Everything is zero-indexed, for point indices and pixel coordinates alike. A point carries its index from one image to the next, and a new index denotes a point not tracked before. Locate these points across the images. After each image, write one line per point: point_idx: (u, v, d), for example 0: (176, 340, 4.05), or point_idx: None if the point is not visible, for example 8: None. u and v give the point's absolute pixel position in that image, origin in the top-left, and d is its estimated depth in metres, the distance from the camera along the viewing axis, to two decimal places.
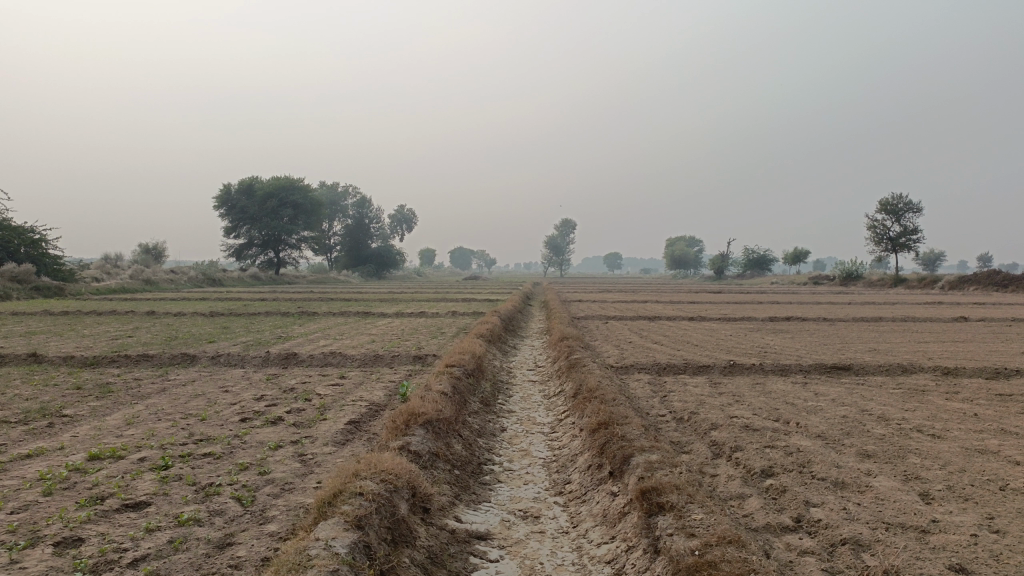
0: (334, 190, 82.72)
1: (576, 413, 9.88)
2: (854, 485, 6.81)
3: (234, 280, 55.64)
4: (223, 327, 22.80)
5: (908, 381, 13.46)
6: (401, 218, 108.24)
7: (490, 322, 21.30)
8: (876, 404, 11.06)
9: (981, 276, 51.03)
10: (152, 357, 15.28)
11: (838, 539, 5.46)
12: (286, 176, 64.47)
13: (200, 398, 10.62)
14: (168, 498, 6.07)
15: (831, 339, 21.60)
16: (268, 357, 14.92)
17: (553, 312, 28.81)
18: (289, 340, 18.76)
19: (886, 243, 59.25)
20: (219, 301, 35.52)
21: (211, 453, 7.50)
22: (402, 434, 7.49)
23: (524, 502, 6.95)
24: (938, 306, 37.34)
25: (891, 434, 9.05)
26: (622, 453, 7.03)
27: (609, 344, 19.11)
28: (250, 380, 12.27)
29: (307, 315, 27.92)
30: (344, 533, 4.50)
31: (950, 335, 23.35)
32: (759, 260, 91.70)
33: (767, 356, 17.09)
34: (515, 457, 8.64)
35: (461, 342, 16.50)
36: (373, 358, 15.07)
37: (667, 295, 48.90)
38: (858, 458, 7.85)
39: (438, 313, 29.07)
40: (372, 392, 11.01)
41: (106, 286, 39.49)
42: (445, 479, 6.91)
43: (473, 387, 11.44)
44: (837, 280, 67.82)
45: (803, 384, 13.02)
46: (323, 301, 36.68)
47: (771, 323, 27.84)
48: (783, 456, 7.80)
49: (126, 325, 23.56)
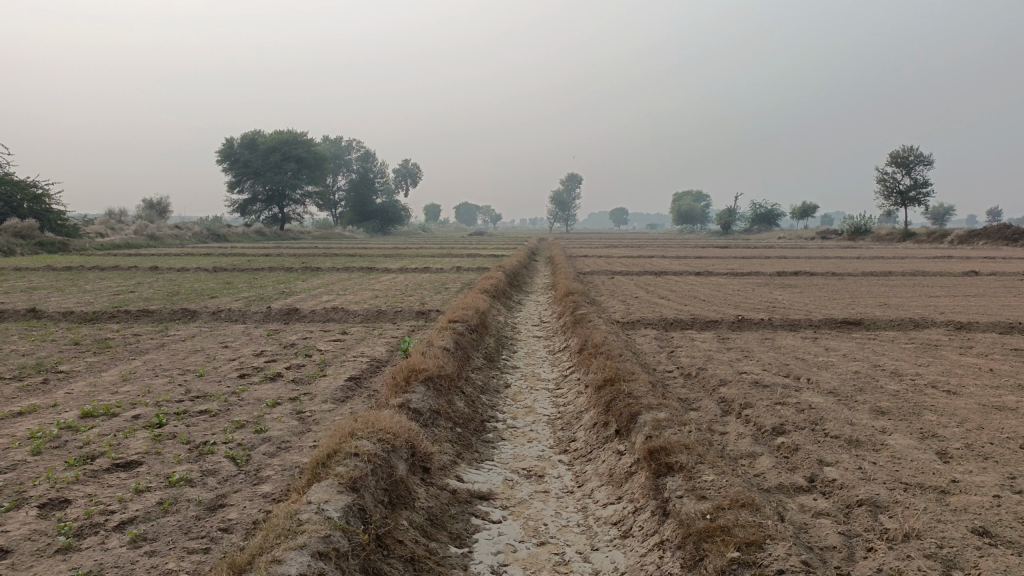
0: (337, 144, 81.85)
1: (581, 369, 9.65)
2: (869, 444, 6.58)
3: (238, 236, 55.32)
4: (226, 282, 22.61)
5: (919, 336, 13.20)
6: (406, 173, 107.29)
7: (494, 277, 21.01)
8: (889, 360, 10.82)
9: (991, 230, 50.44)
10: (152, 312, 15.10)
11: (854, 501, 5.24)
12: (289, 131, 63.75)
13: (199, 354, 10.42)
14: (160, 457, 5.88)
15: (840, 294, 21.30)
16: (270, 313, 14.71)
17: (559, 267, 28.47)
18: (292, 295, 18.55)
19: (895, 197, 58.49)
20: (224, 256, 35.29)
21: (208, 410, 7.31)
22: (402, 392, 7.27)
23: (528, 461, 6.75)
24: (948, 260, 36.95)
25: (905, 391, 8.81)
26: (629, 411, 6.79)
27: (615, 299, 18.84)
28: (250, 335, 12.09)
29: (311, 271, 27.65)
30: (338, 496, 4.29)
31: (961, 289, 23.00)
32: (767, 215, 90.84)
33: (776, 311, 16.83)
34: (519, 414, 8.44)
35: (464, 298, 16.26)
36: (376, 314, 14.86)
37: (673, 250, 48.54)
38: (872, 415, 7.62)
39: (442, 268, 28.82)
40: (374, 348, 10.80)
41: (110, 241, 39.27)
42: (446, 437, 6.70)
43: (477, 343, 11.22)
44: (845, 235, 67.16)
45: (813, 339, 12.77)
46: (328, 256, 36.39)
47: (778, 278, 27.53)
48: (795, 413, 7.57)
49: (129, 280, 23.37)
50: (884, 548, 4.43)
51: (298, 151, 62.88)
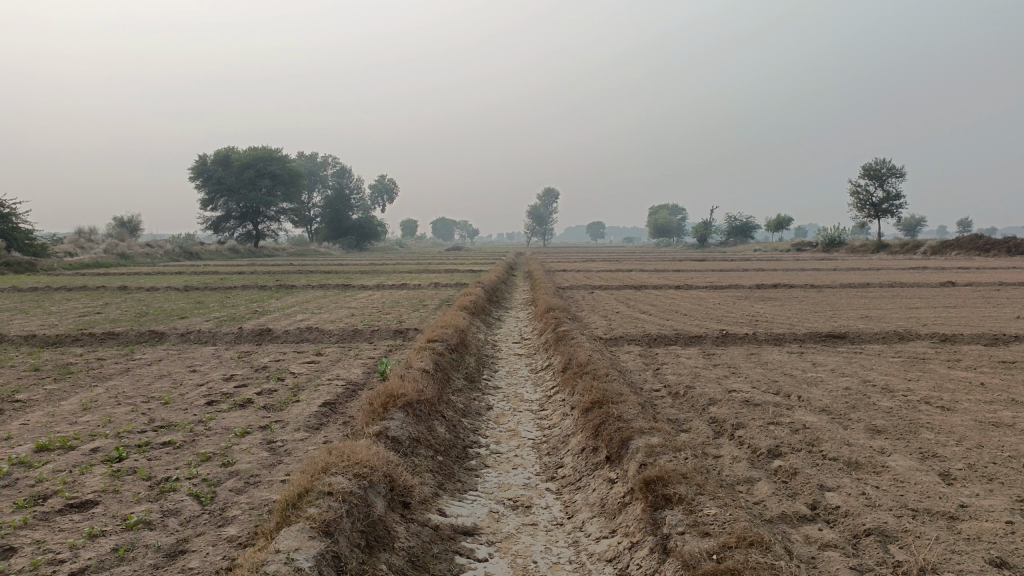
0: (312, 160, 81.12)
1: (567, 389, 9.32)
2: (869, 466, 6.31)
3: (212, 254, 54.43)
4: (197, 302, 22.03)
5: (905, 349, 13.03)
6: (382, 189, 106.72)
7: (473, 293, 20.64)
8: (878, 374, 10.61)
9: (962, 241, 51.00)
10: (119, 335, 14.54)
11: (861, 530, 4.94)
12: (263, 147, 63.07)
13: (165, 380, 9.95)
14: (118, 496, 5.44)
15: (821, 306, 21.18)
16: (242, 334, 14.22)
17: (537, 283, 28.16)
18: (266, 315, 18.04)
19: (868, 208, 59.02)
20: (196, 275, 34.57)
21: (172, 442, 6.87)
22: (380, 418, 6.89)
23: (514, 490, 6.39)
24: (923, 271, 37.22)
25: (899, 408, 8.57)
26: (619, 436, 6.46)
27: (596, 315, 18.54)
28: (220, 358, 11.61)
29: (285, 289, 27.07)
30: (309, 542, 3.91)
31: (940, 300, 23.00)
32: (742, 227, 91.36)
33: (759, 325, 16.61)
34: (503, 438, 8.08)
35: (443, 315, 15.88)
36: (352, 333, 14.43)
37: (651, 263, 48.48)
38: (868, 435, 7.36)
39: (420, 285, 28.38)
40: (350, 371, 10.39)
41: (79, 260, 38.36)
42: (427, 467, 6.33)
43: (457, 363, 10.86)
44: (819, 247, 67.62)
45: (799, 353, 12.56)
46: (303, 274, 35.80)
47: (758, 290, 27.42)
48: (789, 434, 7.30)
49: (97, 301, 22.68)
50: None
51: (272, 168, 62.21)
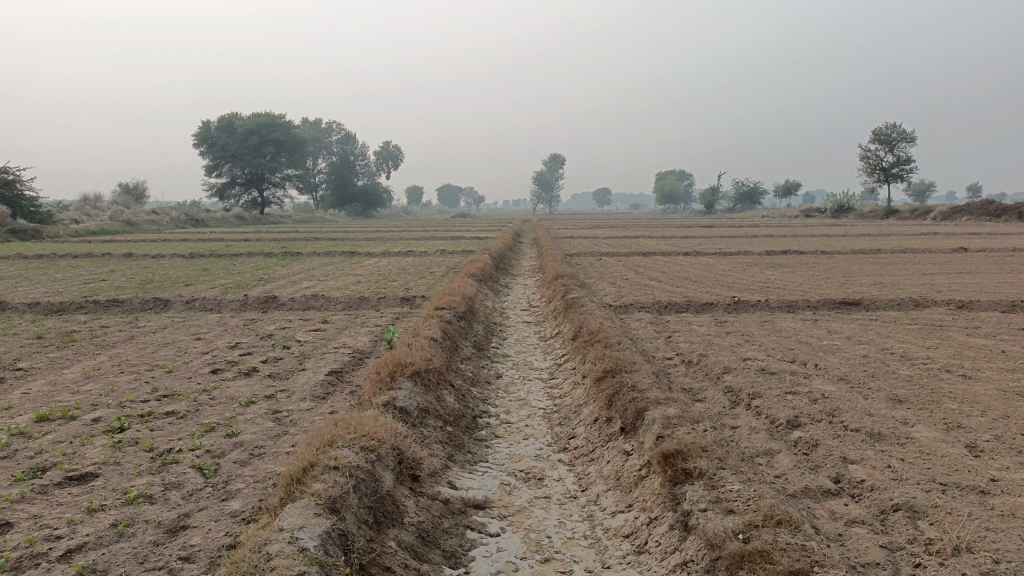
0: (316, 126, 80.30)
1: (578, 357, 9.13)
2: (892, 438, 6.11)
3: (218, 221, 54.19)
4: (203, 269, 21.84)
5: (921, 316, 12.76)
6: (387, 155, 105.83)
7: (480, 260, 20.38)
8: (896, 342, 10.37)
9: (973, 206, 50.37)
10: (123, 302, 14.36)
11: (888, 505, 4.76)
12: (268, 113, 62.44)
13: (169, 348, 9.77)
14: (118, 469, 5.28)
15: (833, 273, 20.86)
16: (247, 301, 14.03)
17: (544, 249, 27.87)
18: (272, 282, 17.84)
19: (879, 173, 58.25)
20: (201, 242, 34.36)
21: (175, 412, 6.69)
22: (388, 388, 6.70)
23: (525, 461, 6.21)
24: (935, 237, 36.76)
25: (919, 376, 8.36)
26: (634, 406, 6.26)
27: (605, 282, 18.27)
28: (225, 326, 11.43)
29: (291, 256, 26.83)
30: (315, 520, 3.73)
31: (953, 267, 22.65)
32: (750, 193, 90.49)
33: (770, 292, 16.34)
34: (512, 408, 7.90)
35: (450, 282, 15.66)
36: (358, 301, 14.23)
37: (659, 230, 48.01)
38: (889, 405, 7.15)
39: (426, 252, 28.15)
40: (356, 339, 10.21)
41: (85, 227, 38.19)
42: (436, 439, 6.15)
43: (465, 331, 10.67)
44: (828, 213, 66.92)
45: (813, 321, 12.31)
46: (308, 241, 35.56)
47: (767, 257, 27.07)
48: (808, 404, 7.10)
49: (101, 268, 22.47)
50: (933, 565, 3.96)
51: (277, 134, 61.63)
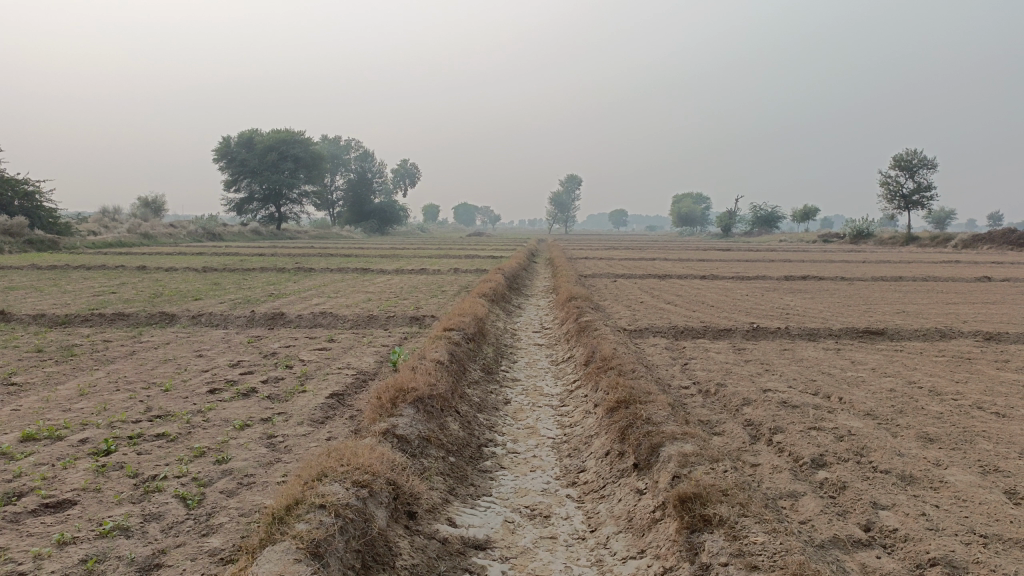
0: (335, 143, 80.60)
1: (590, 384, 8.77)
2: (925, 481, 5.70)
3: (235, 235, 54.29)
4: (214, 283, 21.65)
5: (948, 347, 12.29)
6: (404, 173, 106.14)
7: (493, 280, 20.06)
8: (923, 375, 9.93)
9: (995, 235, 49.58)
10: (129, 316, 14.14)
11: (925, 559, 4.35)
12: (287, 129, 62.74)
13: (169, 365, 9.51)
14: (97, 496, 4.95)
15: (854, 300, 20.38)
16: (253, 317, 13.77)
17: (559, 270, 27.53)
18: (281, 298, 17.60)
19: (898, 200, 57.61)
20: (217, 256, 34.36)
21: (165, 435, 6.38)
22: (388, 415, 6.37)
23: (532, 497, 5.84)
24: (956, 265, 36.18)
25: (950, 413, 7.93)
26: (648, 441, 5.88)
27: (619, 305, 17.91)
28: (229, 343, 11.16)
29: (303, 272, 26.66)
30: (293, 568, 3.38)
31: (978, 296, 22.08)
32: (768, 217, 89.81)
33: (790, 319, 15.90)
34: (520, 436, 7.54)
35: (461, 302, 15.35)
36: (366, 319, 13.93)
37: (676, 253, 47.52)
38: (920, 444, 6.73)
39: (440, 270, 27.93)
40: (361, 359, 9.90)
41: (102, 239, 38.33)
42: (437, 470, 5.80)
43: (474, 354, 10.33)
44: (847, 238, 66.27)
45: (836, 350, 11.89)
46: (322, 257, 35.45)
47: (786, 282, 26.61)
48: (833, 441, 6.70)
49: (113, 280, 22.38)
50: None
51: (295, 150, 61.85)
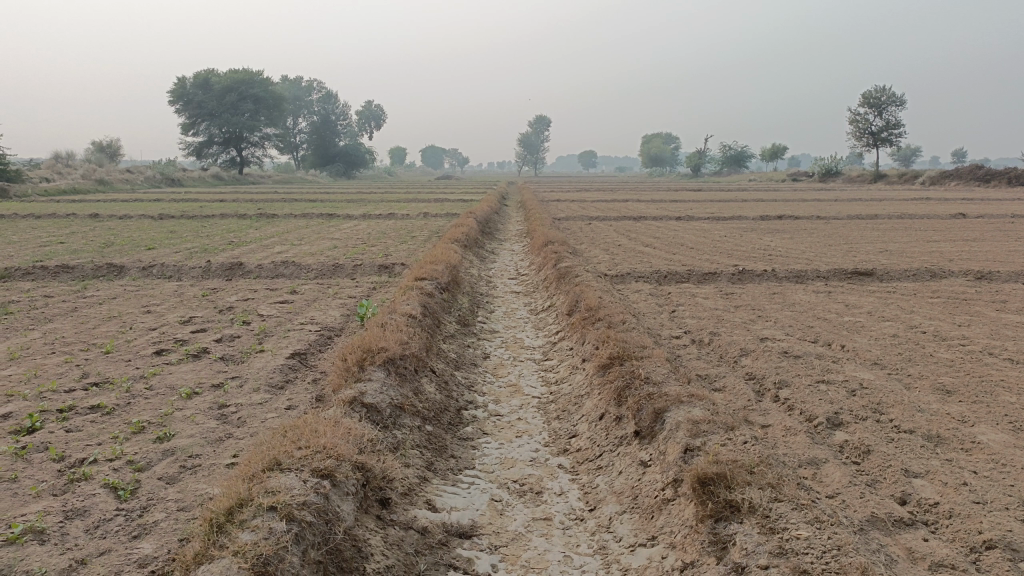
0: (297, 83, 77.82)
1: (575, 337, 8.10)
2: (957, 443, 5.13)
3: (195, 180, 52.31)
4: (170, 231, 20.50)
5: (941, 288, 11.77)
6: (369, 114, 103.35)
7: (465, 224, 19.20)
8: (923, 319, 9.41)
9: (963, 171, 49.44)
10: (74, 268, 13.11)
11: (978, 541, 3.78)
12: (246, 69, 60.15)
13: (112, 323, 8.63)
14: (10, 487, 4.16)
15: (834, 240, 19.91)
16: (210, 268, 12.84)
17: (531, 213, 26.75)
18: (241, 246, 16.61)
19: (867, 138, 57.24)
20: (176, 202, 32.87)
21: (101, 407, 5.59)
22: (355, 380, 5.65)
23: (519, 468, 5.19)
24: (927, 202, 35.98)
25: (962, 360, 7.40)
26: (651, 405, 5.24)
27: (597, 249, 17.19)
28: (181, 296, 10.28)
29: (266, 218, 25.50)
30: None
31: (956, 234, 21.73)
32: (737, 156, 89.21)
33: (773, 260, 15.33)
34: (503, 396, 6.89)
35: (432, 248, 14.54)
36: (332, 268, 13.07)
37: (648, 193, 46.79)
38: (939, 398, 6.17)
39: (408, 215, 27.00)
40: (326, 313, 9.11)
41: (54, 186, 36.47)
42: (413, 443, 5.12)
43: (448, 304, 9.60)
44: (815, 176, 66.09)
45: (827, 293, 11.33)
46: (286, 202, 34.09)
47: (762, 222, 26.03)
48: (847, 396, 6.12)
49: (61, 229, 21.09)
50: None
51: (255, 90, 59.53)
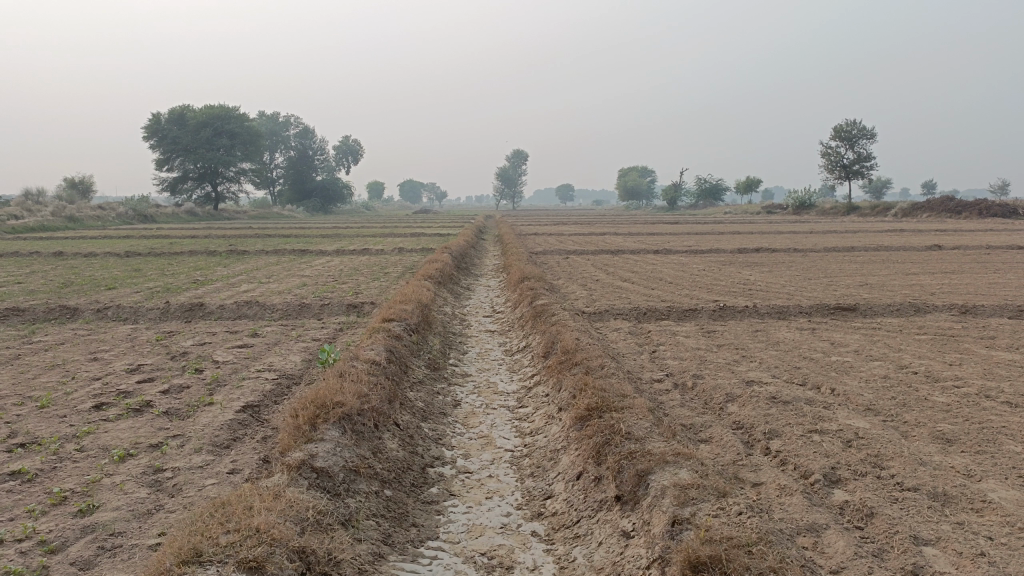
0: (273, 119, 77.56)
1: (551, 383, 7.62)
2: (968, 503, 4.68)
3: (168, 216, 51.49)
4: (134, 269, 19.83)
5: (927, 324, 11.45)
6: (347, 149, 103.21)
7: (439, 260, 18.71)
8: (913, 358, 9.03)
9: (934, 203, 49.92)
10: (24, 310, 12.43)
11: None
12: (221, 104, 59.67)
13: (53, 372, 8.01)
14: None
15: (813, 273, 19.67)
16: (169, 309, 12.23)
17: (508, 248, 26.40)
18: (206, 285, 16.01)
19: (840, 171, 57.80)
20: (145, 239, 32.10)
21: (21, 473, 4.99)
22: (307, 440, 5.11)
23: (488, 538, 4.66)
24: (904, 233, 36.16)
25: (959, 404, 6.99)
26: (633, 466, 4.77)
27: (574, 284, 16.78)
28: (134, 341, 9.67)
29: (236, 255, 24.85)
30: None
31: (935, 265, 21.57)
32: (712, 189, 89.86)
33: (754, 295, 14.98)
34: (472, 450, 6.36)
35: (404, 286, 14.04)
36: (298, 309, 12.52)
37: (625, 227, 46.70)
38: (940, 448, 5.74)
39: (383, 250, 26.51)
40: (287, 358, 8.56)
41: (22, 224, 35.59)
42: (368, 512, 4.59)
43: (417, 347, 9.08)
44: (790, 208, 66.56)
45: (811, 331, 10.95)
46: (259, 238, 33.44)
47: (739, 255, 25.80)
48: (842, 448, 5.67)
49: (21, 268, 20.33)
50: None
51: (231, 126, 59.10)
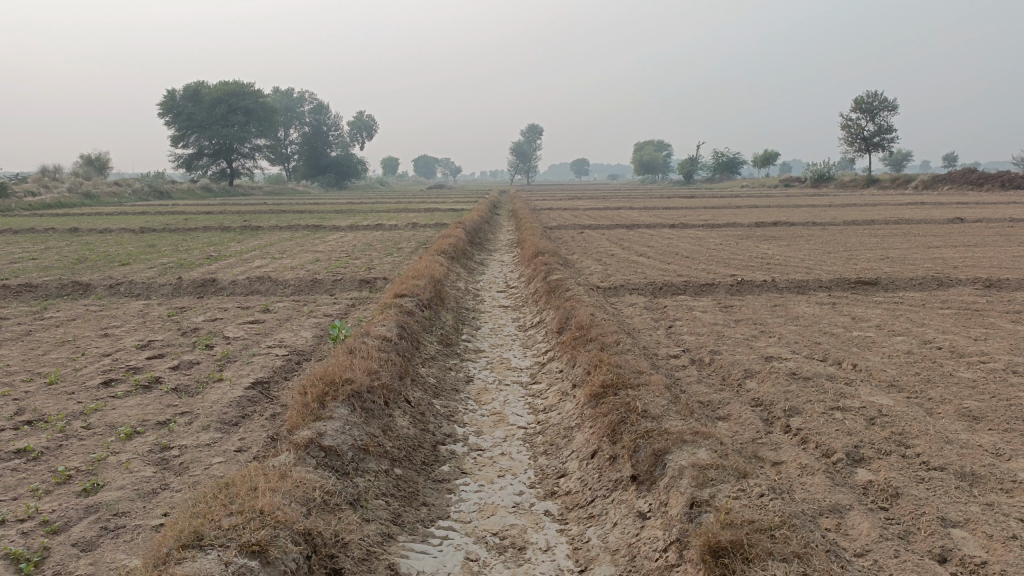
0: (287, 94, 77.27)
1: (565, 359, 7.48)
2: (997, 483, 4.50)
3: (183, 192, 51.55)
4: (149, 246, 19.81)
5: (951, 298, 11.18)
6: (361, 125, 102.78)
7: (453, 235, 18.55)
8: (936, 333, 8.80)
9: (956, 175, 49.08)
10: (38, 286, 12.40)
11: None
12: (235, 80, 59.43)
13: (63, 349, 7.94)
14: None
15: (832, 246, 19.35)
16: (181, 285, 12.16)
17: (522, 222, 26.20)
18: (219, 261, 15.94)
19: (859, 143, 56.91)
20: (161, 215, 32.09)
21: (27, 451, 4.92)
22: (315, 418, 5.01)
23: (501, 518, 4.54)
24: (925, 206, 35.57)
25: (985, 380, 6.79)
26: (648, 445, 4.63)
27: (589, 259, 16.57)
28: (145, 317, 9.61)
29: (250, 230, 24.81)
30: None
31: (957, 239, 21.17)
32: (729, 163, 88.86)
33: (772, 269, 14.72)
34: (485, 427, 6.24)
35: (417, 261, 13.91)
36: (310, 284, 12.41)
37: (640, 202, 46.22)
38: (967, 426, 5.55)
39: (396, 225, 26.38)
40: (298, 334, 8.46)
41: (39, 201, 35.70)
42: (377, 491, 4.48)
43: (429, 322, 8.95)
44: (808, 181, 65.72)
45: (831, 305, 10.72)
46: (273, 213, 33.36)
47: (757, 229, 25.47)
48: (865, 425, 5.50)
49: (36, 245, 20.35)
50: None
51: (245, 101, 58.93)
